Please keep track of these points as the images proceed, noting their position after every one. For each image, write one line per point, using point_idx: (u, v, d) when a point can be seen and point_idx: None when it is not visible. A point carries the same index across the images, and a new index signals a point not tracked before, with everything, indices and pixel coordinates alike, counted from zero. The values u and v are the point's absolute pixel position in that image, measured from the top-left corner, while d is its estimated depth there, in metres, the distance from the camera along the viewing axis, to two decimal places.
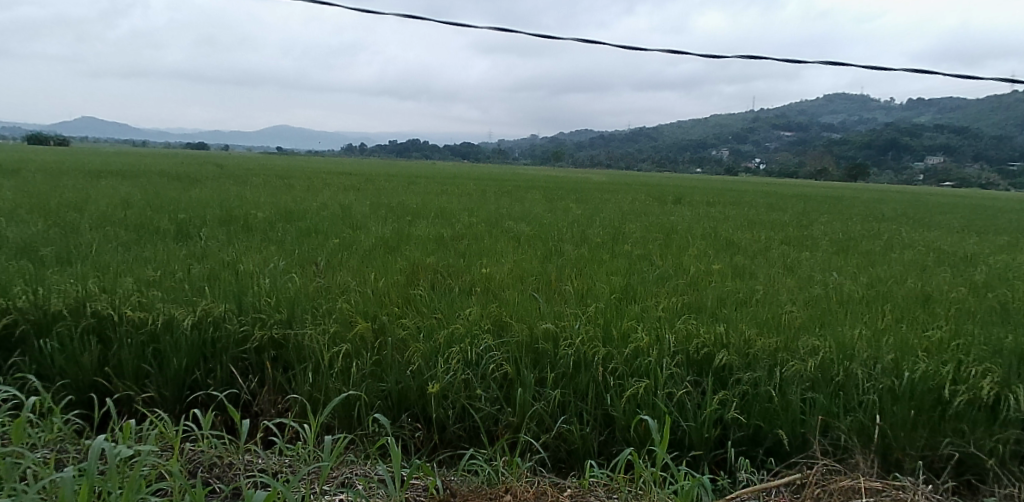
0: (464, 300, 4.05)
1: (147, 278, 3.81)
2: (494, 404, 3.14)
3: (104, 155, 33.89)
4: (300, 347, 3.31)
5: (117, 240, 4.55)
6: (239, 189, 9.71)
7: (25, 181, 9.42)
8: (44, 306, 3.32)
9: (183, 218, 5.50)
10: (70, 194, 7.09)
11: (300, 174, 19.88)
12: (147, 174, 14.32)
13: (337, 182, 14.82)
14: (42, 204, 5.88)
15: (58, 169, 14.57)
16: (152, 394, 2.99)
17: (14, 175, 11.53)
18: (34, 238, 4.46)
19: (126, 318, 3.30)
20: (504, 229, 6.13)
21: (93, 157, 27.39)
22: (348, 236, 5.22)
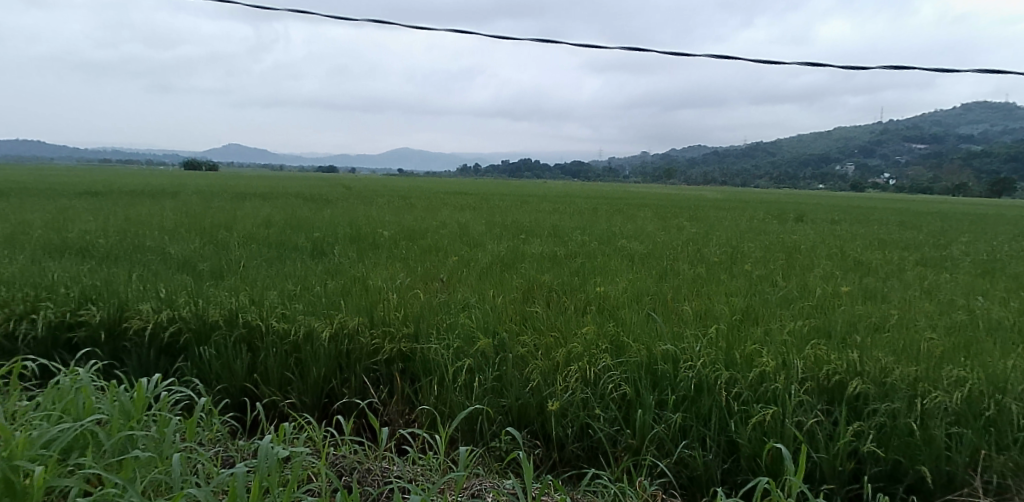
0: (580, 318, 4.05)
1: (288, 292, 4.10)
2: (613, 424, 3.11)
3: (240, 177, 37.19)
4: (426, 360, 3.43)
5: (262, 256, 4.94)
6: (363, 209, 10.27)
7: (181, 204, 10.43)
8: (203, 316, 3.67)
9: (317, 236, 5.89)
10: (220, 214, 7.80)
11: (416, 194, 20.85)
12: (279, 196, 15.39)
13: (451, 201, 15.42)
14: (197, 224, 6.52)
15: (208, 191, 16.19)
16: (295, 401, 3.22)
17: (172, 197, 12.90)
18: (192, 254, 4.93)
19: (272, 329, 3.57)
20: (618, 248, 6.09)
21: (234, 179, 30.15)
22: (465, 254, 5.39)
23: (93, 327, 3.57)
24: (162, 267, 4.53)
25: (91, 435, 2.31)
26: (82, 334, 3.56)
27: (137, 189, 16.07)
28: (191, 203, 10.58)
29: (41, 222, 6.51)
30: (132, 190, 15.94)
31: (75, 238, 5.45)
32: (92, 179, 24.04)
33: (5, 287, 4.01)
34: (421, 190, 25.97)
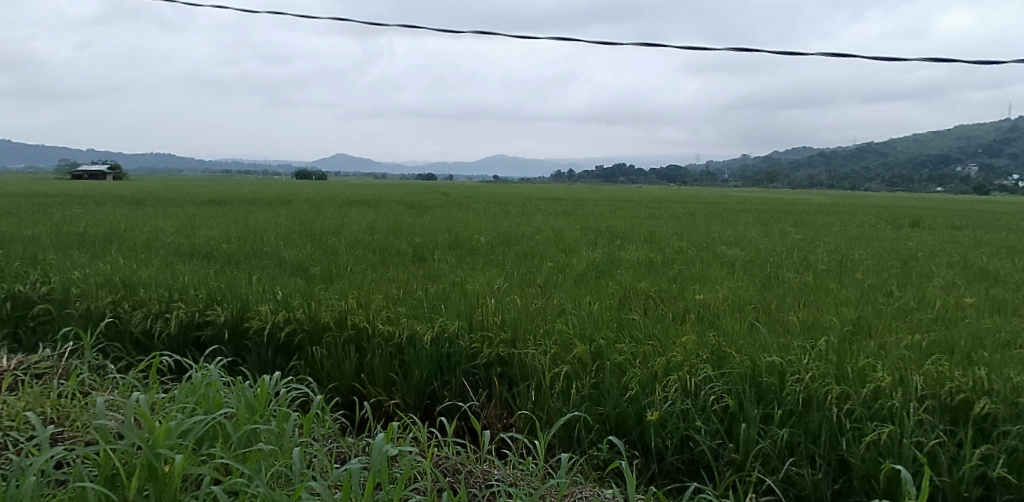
0: (679, 327, 3.97)
1: (392, 296, 4.28)
2: (714, 437, 3.03)
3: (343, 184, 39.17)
4: (524, 365, 3.47)
5: (367, 261, 5.18)
6: (460, 215, 10.55)
7: (294, 211, 11.11)
8: (316, 317, 3.90)
9: (418, 241, 6.11)
10: (329, 220, 8.25)
11: (511, 200, 21.16)
12: (382, 203, 16.07)
13: (545, 206, 15.49)
14: (308, 230, 6.93)
15: (318, 199, 17.15)
16: (399, 401, 3.36)
17: (286, 205, 13.73)
18: (304, 258, 5.25)
19: (378, 331, 3.74)
20: (718, 254, 5.93)
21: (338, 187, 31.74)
22: (561, 260, 5.42)
23: (219, 327, 3.87)
24: (278, 271, 4.84)
25: (221, 427, 2.49)
26: (209, 332, 3.87)
27: (253, 198, 17.23)
28: (302, 211, 11.24)
29: (173, 228, 7.13)
30: (249, 198, 17.12)
31: (203, 243, 5.94)
32: (213, 189, 25.97)
33: (145, 288, 4.42)
34: (515, 196, 26.25)
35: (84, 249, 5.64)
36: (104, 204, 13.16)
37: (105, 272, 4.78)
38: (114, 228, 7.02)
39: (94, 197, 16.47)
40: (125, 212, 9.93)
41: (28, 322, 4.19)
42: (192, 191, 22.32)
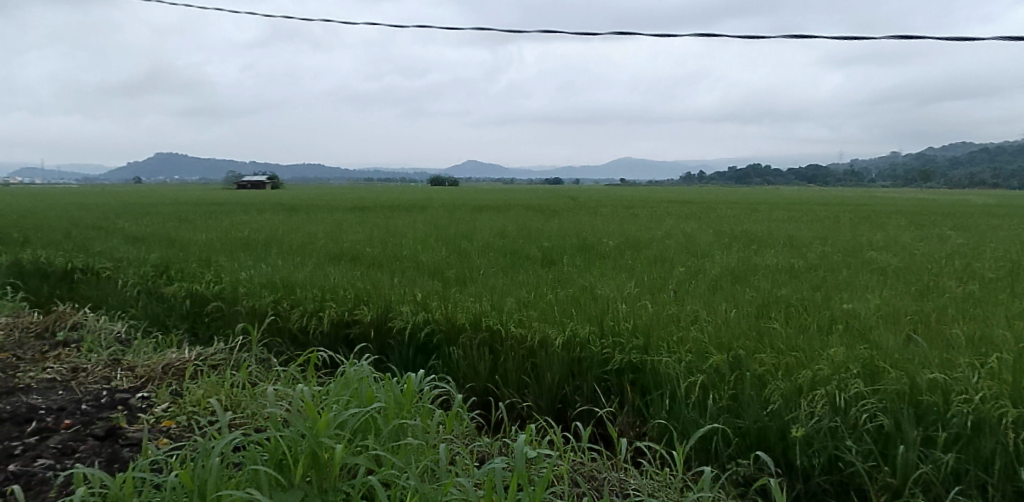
0: (826, 338, 3.73)
1: (524, 300, 4.40)
2: (867, 459, 2.83)
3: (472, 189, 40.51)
4: (657, 373, 3.40)
5: (498, 265, 5.35)
6: (587, 219, 10.56)
7: (427, 216, 11.64)
8: (452, 319, 4.10)
9: (548, 246, 6.20)
10: (462, 225, 8.57)
11: (638, 203, 20.83)
12: (510, 207, 16.44)
13: (674, 209, 15.11)
14: (442, 234, 7.25)
15: (449, 204, 17.84)
16: (532, 404, 3.44)
17: (421, 210, 14.40)
18: (440, 262, 5.52)
19: (511, 334, 3.85)
20: (867, 260, 5.51)
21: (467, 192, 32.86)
22: (693, 265, 5.28)
23: (365, 325, 4.19)
24: (416, 274, 5.13)
25: (372, 421, 2.65)
26: (357, 331, 4.20)
27: (389, 204, 18.26)
28: (434, 215, 11.77)
29: (322, 233, 7.74)
30: (386, 203, 18.16)
31: (349, 247, 6.40)
32: (353, 196, 27.77)
33: (301, 289, 4.85)
34: (641, 199, 25.80)
35: (248, 251, 6.26)
36: (262, 210, 14.52)
37: (266, 273, 5.29)
38: (273, 232, 7.73)
39: (253, 205, 18.20)
40: (281, 218, 10.91)
41: (204, 317, 4.73)
42: (336, 198, 24.00)
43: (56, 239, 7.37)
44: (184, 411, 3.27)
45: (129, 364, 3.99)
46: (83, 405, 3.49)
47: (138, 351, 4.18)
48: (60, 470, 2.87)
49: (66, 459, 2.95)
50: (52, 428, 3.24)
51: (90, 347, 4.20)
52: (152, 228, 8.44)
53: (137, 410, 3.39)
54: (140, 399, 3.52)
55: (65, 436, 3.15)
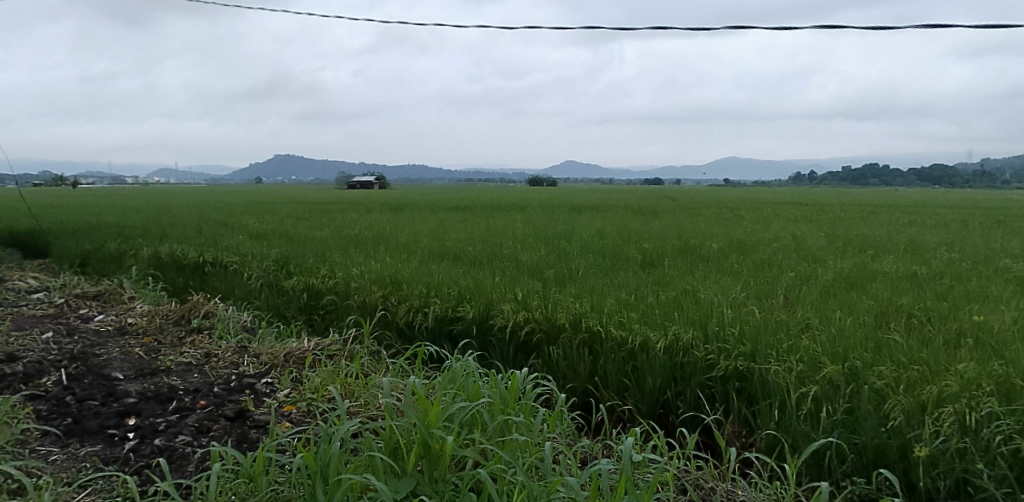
0: (953, 351, 3.47)
1: (625, 302, 4.39)
2: (1001, 485, 2.61)
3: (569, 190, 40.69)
4: (765, 382, 3.29)
5: (598, 267, 5.36)
6: (689, 221, 10.32)
7: (527, 216, 11.78)
8: (552, 319, 4.15)
9: (648, 248, 6.14)
10: (561, 226, 8.64)
11: (741, 204, 20.08)
12: (608, 208, 16.35)
13: (782, 212, 14.47)
14: (543, 234, 7.35)
15: (546, 205, 17.95)
16: (632, 407, 3.43)
17: (520, 210, 14.59)
18: (540, 263, 5.60)
19: (611, 336, 3.85)
20: (1003, 269, 5.07)
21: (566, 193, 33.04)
22: (804, 270, 5.06)
23: (468, 322, 4.33)
24: (517, 274, 5.24)
25: (479, 415, 2.73)
26: (460, 327, 4.34)
27: (488, 204, 18.63)
28: (534, 216, 11.88)
29: (426, 231, 8.03)
30: (484, 203, 18.54)
31: (453, 245, 6.61)
32: (454, 196, 28.49)
33: (407, 285, 5.07)
34: (745, 201, 24.81)
35: (358, 248, 6.60)
36: (370, 209, 15.22)
37: (375, 270, 5.57)
38: (381, 231, 8.11)
39: (361, 204, 19.13)
40: (388, 217, 11.41)
41: (319, 310, 5.05)
42: (437, 198, 24.74)
43: (191, 234, 8.09)
44: (303, 397, 3.52)
45: (255, 351, 4.34)
46: (215, 387, 3.82)
47: (262, 340, 4.54)
48: (198, 446, 3.15)
49: (202, 437, 3.24)
50: (190, 408, 3.57)
51: (221, 334, 4.60)
52: (273, 225, 9.07)
53: (262, 395, 3.67)
54: (264, 384, 3.82)
55: (202, 416, 3.45)
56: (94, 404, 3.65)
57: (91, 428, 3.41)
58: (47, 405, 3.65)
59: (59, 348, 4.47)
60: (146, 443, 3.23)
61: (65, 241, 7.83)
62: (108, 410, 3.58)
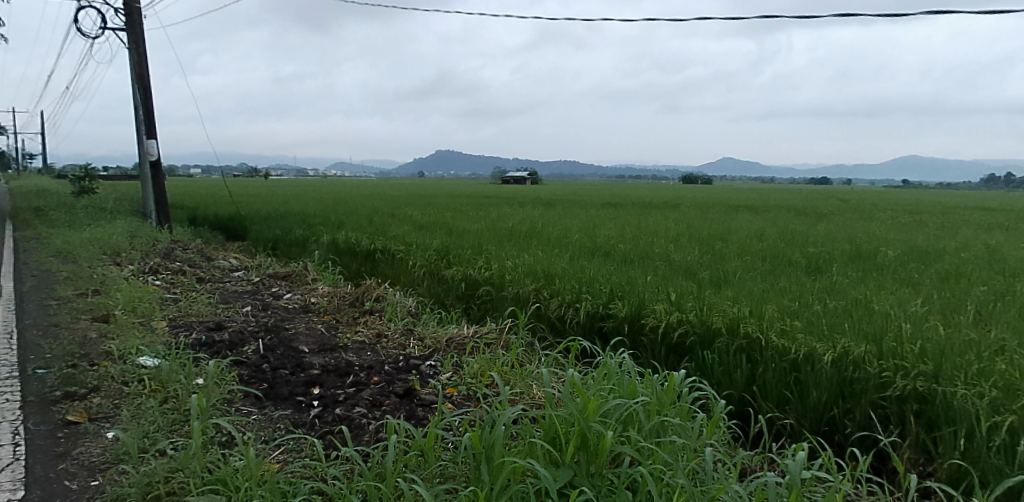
0: None
1: (787, 309, 4.19)
2: None
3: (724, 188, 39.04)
4: (950, 407, 3.00)
5: (758, 271, 5.17)
6: (861, 225, 9.56)
7: (680, 215, 11.53)
8: (708, 322, 4.06)
9: (814, 252, 5.81)
10: (718, 226, 8.38)
11: (923, 207, 18.15)
12: (768, 208, 15.53)
13: (976, 219, 12.92)
14: (699, 235, 7.19)
15: (700, 203, 17.41)
16: (793, 422, 3.28)
17: (673, 209, 14.30)
18: (695, 264, 5.51)
19: (772, 344, 3.70)
20: None
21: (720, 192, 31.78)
22: (1001, 284, 4.54)
23: (620, 320, 4.35)
24: (671, 274, 5.20)
25: (636, 414, 2.75)
26: (611, 325, 4.37)
27: (637, 201, 18.47)
28: (687, 215, 11.59)
29: (578, 227, 8.16)
30: (635, 200, 18.37)
31: (605, 243, 6.67)
32: (603, 193, 28.42)
33: (559, 279, 5.21)
34: (927, 204, 22.36)
35: (512, 242, 6.87)
36: (522, 204, 15.67)
37: (529, 263, 5.76)
38: (534, 225, 8.35)
39: (514, 198, 19.77)
40: (541, 212, 11.70)
41: (475, 299, 5.33)
42: (585, 195, 24.87)
43: (364, 223, 8.85)
44: (464, 381, 3.76)
45: (419, 334, 4.69)
46: (386, 365, 4.17)
47: (426, 324, 4.89)
48: (372, 418, 3.47)
49: (376, 410, 3.56)
50: (364, 382, 3.93)
51: (390, 317, 5.02)
52: (435, 216, 9.67)
53: (427, 376, 3.96)
54: (428, 366, 4.11)
55: (375, 391, 3.79)
56: (285, 373, 4.14)
57: (283, 393, 3.87)
58: (249, 370, 4.20)
59: (256, 320, 5.12)
60: (328, 411, 3.61)
61: (260, 226, 8.90)
62: (296, 379, 4.05)
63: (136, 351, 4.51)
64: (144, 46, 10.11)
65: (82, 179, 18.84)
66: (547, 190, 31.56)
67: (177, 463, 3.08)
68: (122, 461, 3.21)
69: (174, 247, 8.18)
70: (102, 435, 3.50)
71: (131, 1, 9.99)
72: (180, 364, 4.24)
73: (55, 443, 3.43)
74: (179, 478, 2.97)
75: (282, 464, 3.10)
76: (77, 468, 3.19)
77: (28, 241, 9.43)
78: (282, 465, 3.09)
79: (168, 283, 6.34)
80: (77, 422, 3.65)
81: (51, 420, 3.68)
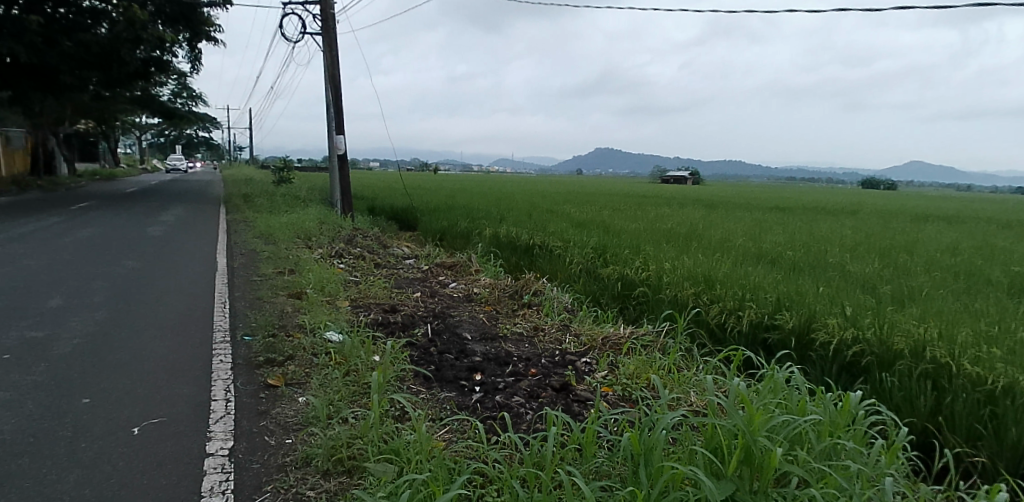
0: None
1: (985, 333, 3.77)
2: None
3: (912, 194, 35.27)
4: None
5: (949, 288, 4.69)
6: None
7: (858, 222, 10.64)
8: (887, 343, 3.74)
9: (1020, 271, 5.15)
10: (903, 235, 7.67)
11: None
12: (965, 219, 13.86)
13: None
14: (879, 245, 6.63)
15: (881, 210, 15.92)
16: (985, 460, 2.93)
17: (850, 215, 13.23)
18: (873, 277, 5.11)
19: (965, 372, 3.34)
20: None
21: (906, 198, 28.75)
22: None
23: (786, 333, 4.15)
24: (846, 286, 4.86)
25: (805, 434, 2.63)
26: (776, 337, 4.17)
27: (809, 205, 17.25)
28: (866, 222, 10.66)
29: (741, 231, 7.85)
30: (806, 205, 17.17)
31: (771, 249, 6.38)
32: (772, 195, 26.86)
33: (721, 285, 5.05)
34: None
35: (671, 243, 6.77)
36: (681, 204, 15.27)
37: (688, 266, 5.66)
38: (695, 227, 8.15)
39: (672, 198, 19.32)
40: (701, 213, 11.36)
41: (631, 300, 5.34)
42: (750, 197, 23.65)
43: (523, 218, 9.16)
44: (620, 381, 3.81)
45: (576, 330, 4.79)
46: (543, 359, 4.32)
47: (582, 321, 4.98)
48: (530, 408, 3.62)
49: (533, 401, 3.71)
50: (523, 373, 4.10)
51: (547, 311, 5.17)
52: (592, 214, 9.77)
53: (583, 372, 4.05)
54: (584, 363, 4.20)
55: (532, 382, 3.94)
56: (451, 357, 4.43)
57: (449, 376, 4.15)
58: (418, 351, 4.54)
59: (425, 306, 5.53)
60: (489, 397, 3.82)
61: (429, 218, 9.53)
62: (460, 364, 4.31)
63: (323, 325, 5.06)
64: (336, 49, 11.17)
65: (280, 170, 21.21)
66: (709, 191, 30.36)
67: (357, 430, 3.42)
68: (312, 424, 3.63)
69: (354, 233, 9.00)
70: (295, 399, 3.98)
71: (327, 9, 11.08)
72: (360, 341, 4.69)
73: (258, 402, 3.96)
74: (359, 444, 3.30)
75: (447, 442, 3.32)
76: (275, 426, 3.66)
77: (239, 224, 10.85)
78: (447, 443, 3.31)
79: (350, 266, 7.02)
80: (276, 385, 4.17)
81: (255, 382, 4.25)
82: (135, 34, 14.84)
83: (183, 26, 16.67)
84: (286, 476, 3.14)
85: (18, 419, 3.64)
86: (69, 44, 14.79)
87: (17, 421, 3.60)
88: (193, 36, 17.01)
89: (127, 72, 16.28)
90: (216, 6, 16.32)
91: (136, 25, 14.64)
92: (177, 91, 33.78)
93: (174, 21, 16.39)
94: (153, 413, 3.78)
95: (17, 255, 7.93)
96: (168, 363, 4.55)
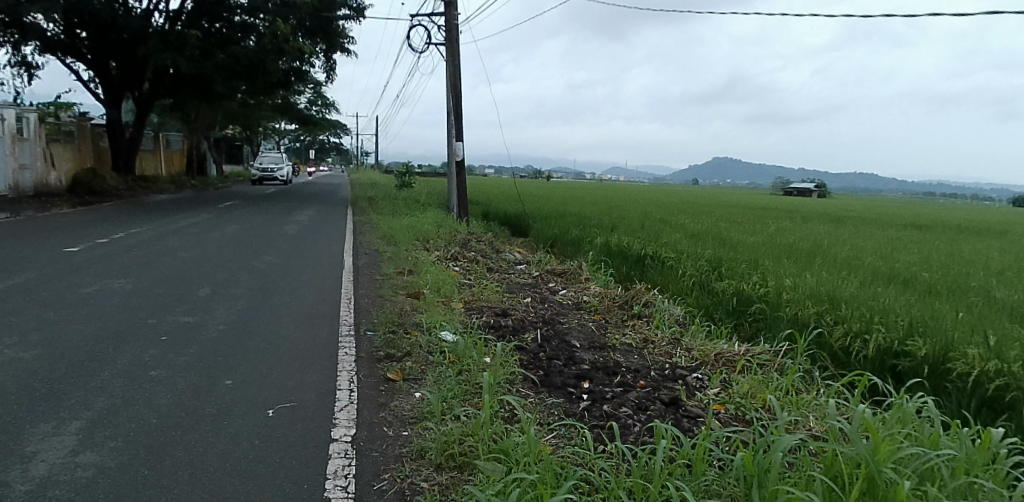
0: None
1: None
2: None
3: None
4: None
5: None
6: None
7: (1010, 243, 9.69)
8: None
9: None
10: None
11: None
12: None
13: None
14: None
15: None
16: None
17: (1005, 236, 12.01)
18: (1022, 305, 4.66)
19: None
20: None
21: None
22: None
23: (918, 361, 3.86)
24: (991, 313, 4.47)
25: (937, 470, 2.47)
26: (907, 365, 3.89)
27: (954, 224, 15.85)
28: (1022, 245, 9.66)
29: (871, 248, 7.39)
30: (951, 223, 15.80)
31: (904, 269, 5.97)
32: (912, 212, 24.89)
33: (846, 305, 4.79)
34: None
35: (793, 259, 6.49)
36: (806, 218, 14.52)
37: (811, 283, 5.41)
38: (819, 242, 7.78)
39: (797, 212, 18.42)
40: (828, 228, 10.79)
41: (747, 317, 5.19)
42: (886, 212, 22.06)
43: (636, 227, 9.13)
44: (733, 399, 3.72)
45: (687, 345, 4.71)
46: (652, 371, 4.30)
47: (695, 335, 4.89)
48: (638, 421, 3.62)
49: (641, 413, 3.71)
50: (631, 384, 4.10)
51: (658, 324, 5.13)
52: (708, 226, 9.55)
53: (694, 388, 4.00)
54: (695, 379, 4.13)
55: (641, 394, 3.94)
56: (559, 364, 4.50)
57: (557, 382, 4.21)
58: (528, 356, 4.64)
59: (535, 312, 5.65)
60: (596, 406, 3.85)
61: (542, 225, 9.70)
62: (568, 371, 4.37)
63: (439, 325, 5.31)
64: (458, 59, 11.62)
65: (402, 174, 22.27)
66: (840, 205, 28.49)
67: (468, 429, 3.57)
68: (426, 419, 3.83)
69: (470, 238, 9.36)
70: (411, 394, 4.21)
71: (452, 21, 11.54)
72: (473, 342, 4.88)
73: (378, 394, 4.23)
74: (470, 441, 3.45)
75: (554, 447, 3.38)
76: (392, 418, 3.89)
77: (364, 225, 11.55)
78: (555, 448, 3.37)
79: (465, 269, 7.31)
80: (394, 379, 4.43)
81: (376, 375, 4.53)
82: (278, 47, 16.14)
83: (321, 38, 17.94)
84: (402, 466, 3.34)
85: (172, 395, 4.10)
86: (222, 56, 16.34)
87: (171, 397, 4.06)
88: (330, 47, 18.26)
89: (270, 81, 17.69)
90: (350, 19, 17.42)
91: (279, 38, 15.91)
92: (314, 99, 36.34)
93: (312, 34, 17.64)
94: (285, 398, 4.13)
95: (173, 246, 8.88)
96: (299, 352, 4.95)
